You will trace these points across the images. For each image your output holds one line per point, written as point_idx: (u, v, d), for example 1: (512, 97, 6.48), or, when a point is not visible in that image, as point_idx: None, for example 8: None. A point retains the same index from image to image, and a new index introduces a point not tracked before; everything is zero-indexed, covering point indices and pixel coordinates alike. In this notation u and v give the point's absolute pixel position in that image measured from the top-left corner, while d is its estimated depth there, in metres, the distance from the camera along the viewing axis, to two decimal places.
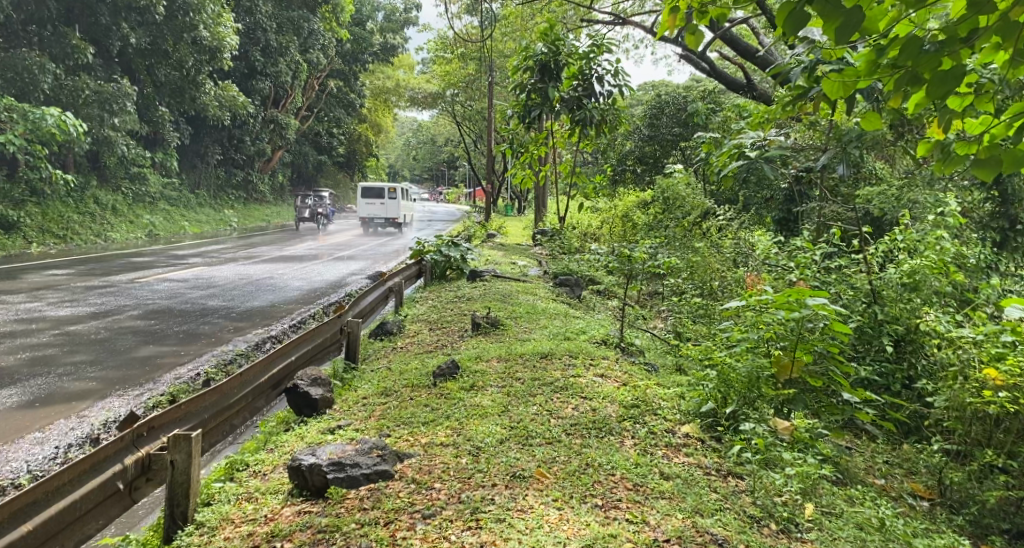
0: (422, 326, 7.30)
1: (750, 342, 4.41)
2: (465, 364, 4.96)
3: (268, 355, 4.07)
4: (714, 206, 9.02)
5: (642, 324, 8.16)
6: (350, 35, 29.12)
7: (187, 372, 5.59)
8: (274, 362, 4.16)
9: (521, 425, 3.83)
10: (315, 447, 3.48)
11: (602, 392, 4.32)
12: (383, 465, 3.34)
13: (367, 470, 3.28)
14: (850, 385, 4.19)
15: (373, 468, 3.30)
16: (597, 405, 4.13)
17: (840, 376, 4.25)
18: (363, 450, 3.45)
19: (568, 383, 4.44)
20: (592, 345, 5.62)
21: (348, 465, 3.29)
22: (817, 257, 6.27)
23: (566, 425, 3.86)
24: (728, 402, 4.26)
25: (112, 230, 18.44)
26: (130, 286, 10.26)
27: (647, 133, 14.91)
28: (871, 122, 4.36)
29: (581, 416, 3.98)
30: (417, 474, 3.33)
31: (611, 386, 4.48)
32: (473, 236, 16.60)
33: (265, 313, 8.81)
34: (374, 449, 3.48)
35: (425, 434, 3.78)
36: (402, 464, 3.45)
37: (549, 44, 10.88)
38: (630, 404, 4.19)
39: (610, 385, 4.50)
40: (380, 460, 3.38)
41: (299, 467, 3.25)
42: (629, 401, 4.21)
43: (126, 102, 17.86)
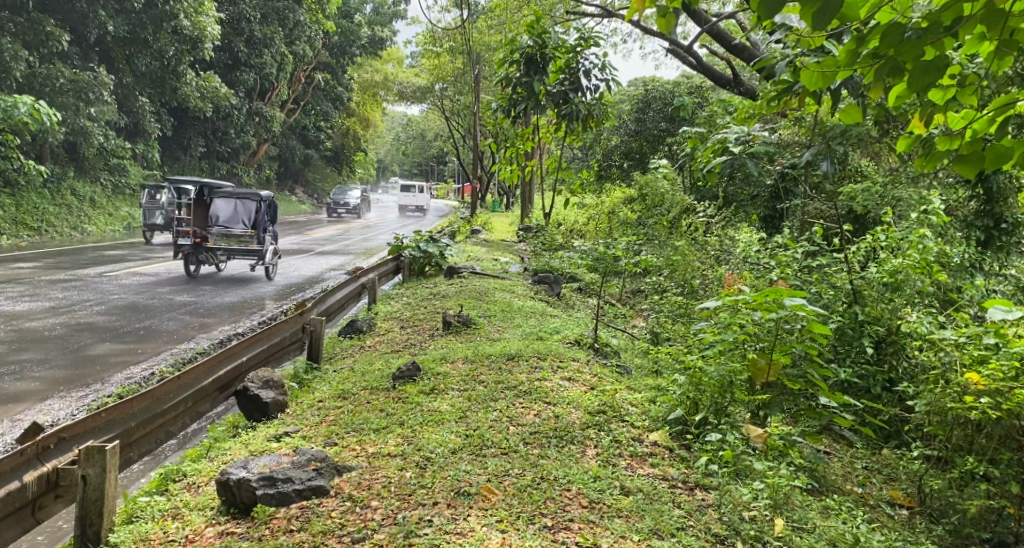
0: (393, 325, 7.07)
1: (723, 342, 4.25)
2: (428, 365, 4.75)
3: (214, 357, 3.89)
4: (695, 203, 8.85)
5: (621, 324, 7.97)
6: (338, 27, 28.71)
7: (139, 372, 5.33)
8: (221, 364, 3.97)
9: (477, 434, 3.64)
10: (248, 459, 3.27)
11: (568, 397, 4.12)
12: (318, 480, 3.15)
13: (300, 486, 3.09)
14: (828, 389, 4.01)
15: (307, 483, 3.12)
16: (560, 411, 3.93)
17: (818, 380, 4.09)
18: (298, 463, 3.26)
19: (533, 388, 4.25)
20: (564, 346, 5.42)
21: (280, 480, 3.10)
22: (798, 256, 6.09)
23: (525, 433, 3.67)
24: (698, 410, 4.09)
25: (89, 223, 18.06)
26: (97, 280, 9.97)
27: (633, 128, 14.71)
28: (850, 116, 4.17)
29: (542, 423, 3.79)
30: (354, 490, 3.14)
31: (578, 391, 4.28)
32: (457, 231, 16.36)
33: (235, 309, 8.55)
34: (311, 462, 3.30)
35: (374, 442, 3.60)
36: (340, 478, 3.26)
37: (535, 37, 10.57)
38: (595, 410, 3.99)
39: (576, 389, 4.29)
40: (315, 474, 3.19)
41: (228, 482, 3.05)
42: (595, 407, 4.02)
43: (103, 91, 17.49)
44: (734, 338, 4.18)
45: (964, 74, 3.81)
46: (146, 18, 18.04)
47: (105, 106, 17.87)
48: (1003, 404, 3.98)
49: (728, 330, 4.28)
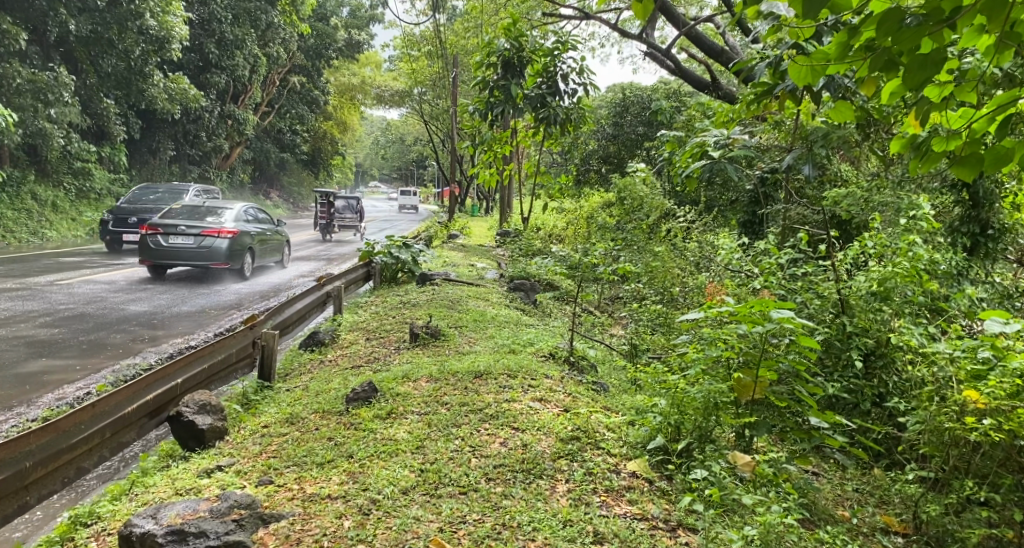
0: (358, 336, 6.67)
1: (707, 359, 4.00)
2: (388, 384, 4.39)
3: (144, 379, 3.54)
4: (675, 208, 8.54)
5: (599, 334, 7.64)
6: (313, 29, 28.23)
7: (72, 395, 4.88)
8: (151, 388, 3.61)
9: (434, 468, 3.30)
10: (160, 508, 2.90)
11: (539, 422, 3.77)
12: (237, 535, 2.75)
13: (215, 542, 2.68)
14: (817, 408, 3.71)
15: (223, 539, 2.71)
16: (530, 439, 3.58)
17: (807, 398, 3.79)
18: (217, 513, 2.87)
19: (501, 410, 3.89)
20: (538, 360, 5.07)
21: (191, 536, 2.67)
22: (782, 263, 5.80)
23: (487, 467, 3.32)
24: (681, 436, 3.60)
25: (50, 228, 17.39)
26: (46, 289, 9.46)
27: (611, 132, 14.43)
28: (840, 115, 3.88)
29: (508, 454, 3.43)
30: None
31: (550, 414, 3.92)
32: (433, 236, 15.99)
33: (191, 319, 8.10)
34: (233, 510, 2.92)
35: (315, 480, 3.26)
36: (265, 531, 2.88)
37: (512, 40, 10.26)
38: (567, 437, 3.64)
39: (548, 412, 3.93)
40: (234, 527, 2.78)
41: (130, 536, 2.69)
42: (567, 434, 3.66)
43: (64, 92, 16.87)
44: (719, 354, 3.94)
45: (962, 71, 3.53)
46: (110, 17, 17.50)
47: (66, 108, 17.23)
48: (1004, 423, 3.71)
49: (714, 346, 4.03)
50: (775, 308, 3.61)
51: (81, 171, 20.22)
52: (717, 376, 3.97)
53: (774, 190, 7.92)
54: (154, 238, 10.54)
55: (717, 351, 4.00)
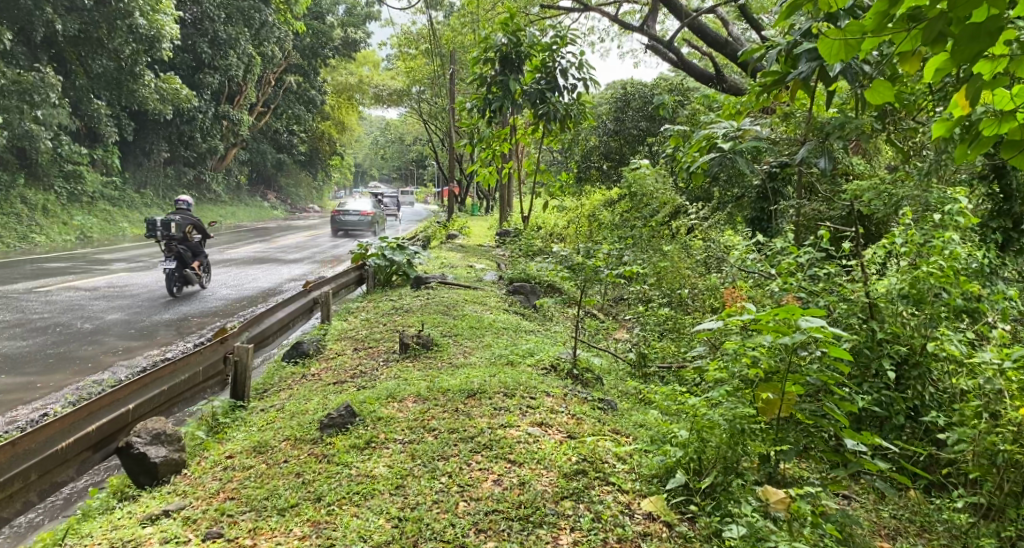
0: (346, 346, 6.23)
1: (726, 372, 3.65)
2: (371, 404, 4.02)
3: (76, 411, 3.15)
4: (684, 204, 8.08)
5: (604, 340, 7.19)
6: (309, 28, 27.73)
7: (15, 426, 4.39)
8: (89, 419, 3.23)
9: (415, 516, 2.95)
10: None
11: (538, 454, 3.37)
12: None
13: None
14: (853, 430, 3.29)
15: None
16: (527, 476, 3.20)
17: (841, 418, 3.36)
18: None
19: (495, 440, 3.50)
20: (539, 374, 4.61)
21: None
22: (802, 263, 5.34)
23: (477, 517, 2.95)
24: (705, 472, 3.11)
25: (41, 232, 16.96)
26: (23, 298, 9.05)
27: (612, 128, 13.85)
28: (877, 95, 3.51)
29: (503, 498, 3.06)
30: None
31: (551, 443, 3.50)
32: (431, 236, 15.54)
33: (170, 328, 7.66)
34: None
35: (273, 531, 2.93)
36: None
37: (509, 34, 9.85)
38: (572, 471, 3.24)
39: (549, 441, 3.51)
40: None
41: None
42: (571, 467, 3.26)
43: (51, 93, 16.40)
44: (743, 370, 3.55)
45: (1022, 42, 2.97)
46: (99, 16, 17.06)
47: (53, 109, 16.77)
48: None
49: (734, 361, 3.65)
50: (804, 316, 3.30)
51: (73, 174, 19.72)
52: (741, 393, 3.57)
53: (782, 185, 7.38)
54: (338, 216, 21.57)
55: (739, 367, 3.62)
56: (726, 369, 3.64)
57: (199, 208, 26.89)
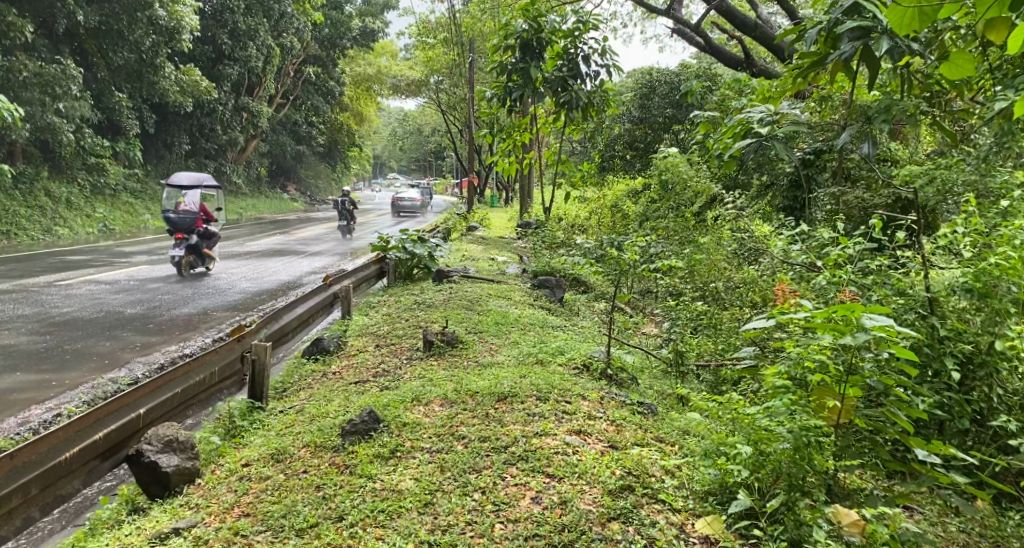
0: (368, 342, 6.01)
1: (782, 376, 3.38)
2: (395, 408, 3.81)
3: (80, 420, 2.99)
4: (717, 193, 7.73)
5: (634, 335, 6.91)
6: (327, 18, 27.53)
7: (27, 431, 4.16)
8: (94, 428, 3.06)
9: (446, 541, 2.71)
10: None
11: (579, 467, 3.15)
12: None
13: None
14: (922, 439, 3.02)
15: None
16: (569, 493, 2.98)
17: (909, 426, 3.08)
18: None
19: (532, 452, 3.28)
20: (570, 376, 4.34)
21: None
22: (851, 255, 5.01)
23: (515, 540, 2.72)
24: (767, 491, 2.84)
25: (64, 225, 16.96)
26: (43, 291, 8.97)
27: (637, 115, 13.47)
28: (955, 71, 3.47)
29: (544, 519, 2.83)
30: None
31: (590, 455, 3.26)
32: (451, 228, 15.29)
33: (189, 323, 7.50)
34: None
35: None
36: None
37: (531, 20, 9.52)
38: (617, 488, 3.01)
39: (588, 453, 3.28)
40: None
41: None
42: (617, 483, 3.04)
43: (71, 85, 16.29)
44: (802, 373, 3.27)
45: None
46: (119, 7, 16.94)
47: (74, 102, 16.69)
48: None
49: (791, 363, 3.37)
50: (866, 314, 3.07)
51: (96, 167, 19.70)
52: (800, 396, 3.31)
53: (820, 172, 7.03)
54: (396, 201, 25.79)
55: (799, 371, 3.32)
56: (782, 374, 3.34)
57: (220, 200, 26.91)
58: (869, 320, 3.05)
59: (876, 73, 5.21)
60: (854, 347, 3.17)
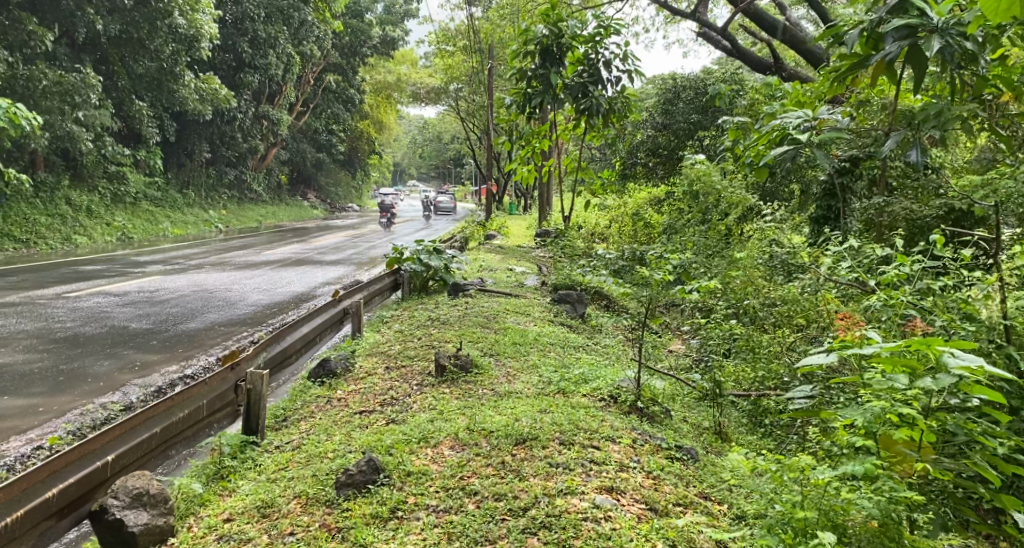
0: (378, 364, 5.61)
1: (843, 425, 2.94)
2: (397, 454, 3.53)
3: (26, 478, 2.72)
4: (752, 203, 7.25)
5: (661, 355, 6.47)
6: (348, 26, 27.35)
7: (7, 472, 3.84)
8: (45, 485, 2.81)
9: None
10: None
11: (609, 538, 2.81)
12: None
13: None
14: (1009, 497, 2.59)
15: None
16: None
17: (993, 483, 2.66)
18: None
19: (555, 518, 2.95)
20: (597, 416, 3.89)
21: None
22: (908, 277, 4.51)
23: None
24: None
25: (83, 234, 16.83)
26: (48, 304, 8.72)
27: (660, 121, 12.97)
28: None
29: None
30: None
31: (623, 525, 2.91)
32: (469, 236, 14.87)
33: (194, 339, 7.16)
34: None
35: None
36: None
37: (552, 26, 9.12)
38: None
39: (620, 522, 2.92)
40: None
41: None
42: None
43: (91, 94, 16.09)
44: (887, 428, 2.78)
45: None
46: (139, 16, 16.81)
47: (93, 110, 16.51)
48: None
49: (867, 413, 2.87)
50: (946, 352, 2.68)
51: (117, 175, 19.58)
52: (874, 452, 2.79)
53: (856, 180, 6.35)
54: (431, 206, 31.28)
55: (880, 425, 2.79)
56: (858, 426, 2.83)
57: (241, 207, 26.82)
58: (952, 360, 2.68)
59: (923, 74, 4.75)
60: (934, 390, 2.75)
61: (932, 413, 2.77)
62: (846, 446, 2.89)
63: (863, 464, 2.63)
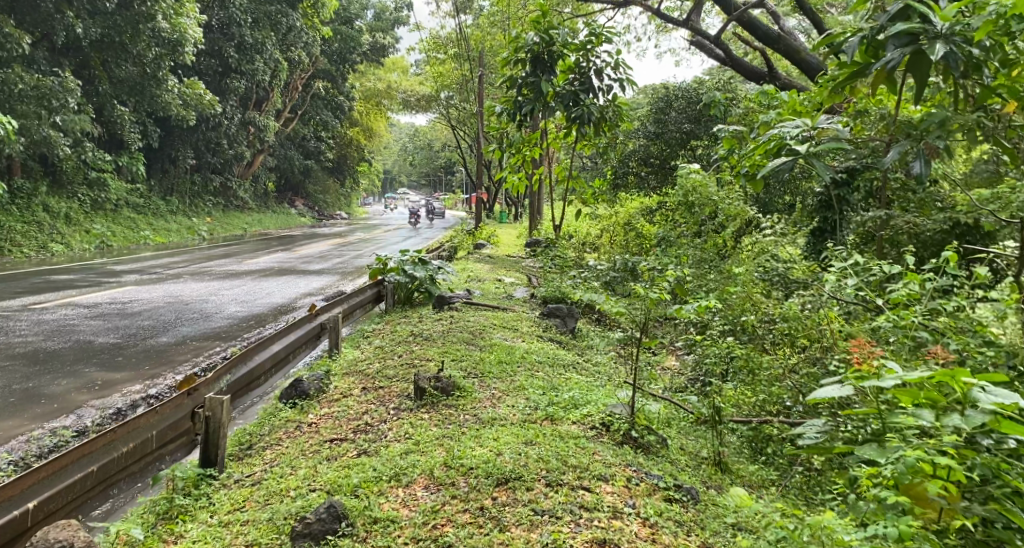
0: (355, 384, 5.27)
1: (873, 476, 2.63)
2: (366, 500, 3.26)
3: None
4: (747, 215, 6.99)
5: (655, 374, 6.17)
6: (337, 33, 27.10)
7: None
8: None
9: None
10: None
11: None
12: None
13: None
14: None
15: None
16: None
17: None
18: None
19: None
20: (585, 452, 3.58)
21: None
22: (918, 298, 4.22)
23: None
24: None
25: (61, 241, 16.39)
26: (13, 316, 8.32)
27: (653, 130, 12.76)
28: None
29: None
30: None
31: None
32: (458, 246, 14.55)
33: (163, 355, 6.79)
34: None
35: None
36: None
37: (542, 33, 8.85)
38: None
39: None
40: None
41: None
42: None
43: (69, 98, 15.64)
44: (917, 479, 2.47)
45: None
46: (121, 20, 16.41)
47: (72, 115, 16.08)
48: None
49: (892, 459, 2.57)
50: (977, 389, 2.43)
51: (98, 182, 19.12)
52: (903, 507, 2.47)
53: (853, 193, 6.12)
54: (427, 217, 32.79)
55: (911, 475, 2.50)
56: (885, 477, 2.53)
57: (227, 214, 26.35)
58: (982, 395, 2.44)
59: (925, 84, 4.50)
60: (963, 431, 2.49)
61: (955, 455, 2.52)
62: (873, 500, 2.58)
63: (896, 526, 2.39)
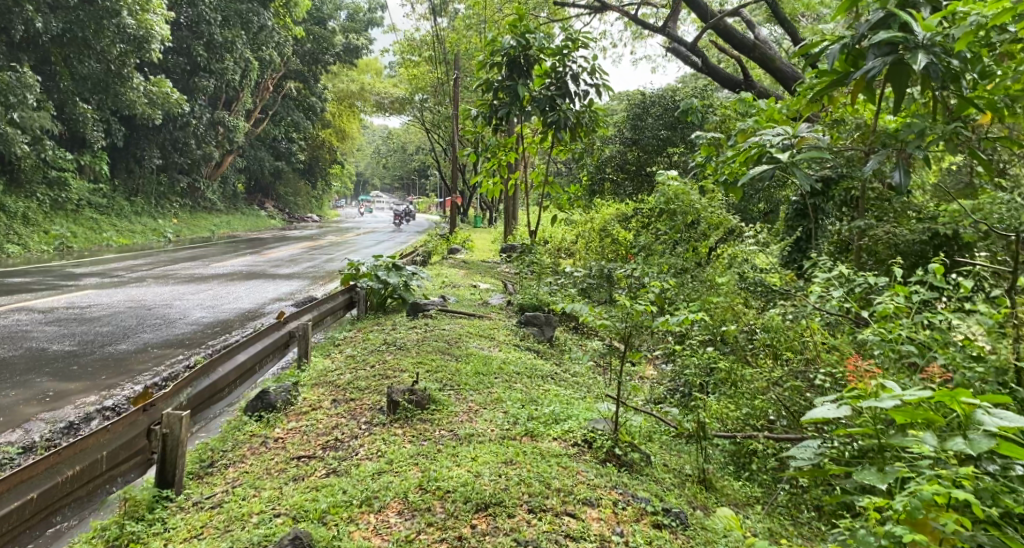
0: (324, 396, 5.05)
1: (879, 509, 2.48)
2: (334, 527, 3.06)
3: None
4: (727, 224, 6.92)
5: (635, 385, 6.05)
6: (309, 34, 26.72)
7: None
8: None
9: None
10: None
11: None
12: None
13: None
14: None
15: None
16: None
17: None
18: None
19: None
20: (568, 473, 3.42)
21: None
22: (905, 312, 4.13)
23: None
24: None
25: (18, 242, 15.80)
26: None
27: (629, 137, 12.71)
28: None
29: None
30: None
31: None
32: (432, 250, 14.34)
33: (123, 364, 6.48)
34: None
35: None
36: None
37: (519, 37, 8.71)
38: None
39: None
40: None
41: None
42: None
43: (28, 94, 15.11)
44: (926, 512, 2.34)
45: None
46: (83, 15, 15.90)
47: (31, 111, 15.53)
48: None
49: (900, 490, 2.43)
50: (979, 410, 2.34)
51: (58, 181, 18.49)
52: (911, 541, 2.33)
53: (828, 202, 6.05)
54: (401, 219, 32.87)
55: (922, 508, 2.35)
56: (896, 510, 2.39)
57: (194, 216, 25.74)
58: (987, 417, 2.37)
59: (905, 94, 4.44)
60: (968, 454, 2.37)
61: (956, 481, 2.43)
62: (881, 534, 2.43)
63: None
